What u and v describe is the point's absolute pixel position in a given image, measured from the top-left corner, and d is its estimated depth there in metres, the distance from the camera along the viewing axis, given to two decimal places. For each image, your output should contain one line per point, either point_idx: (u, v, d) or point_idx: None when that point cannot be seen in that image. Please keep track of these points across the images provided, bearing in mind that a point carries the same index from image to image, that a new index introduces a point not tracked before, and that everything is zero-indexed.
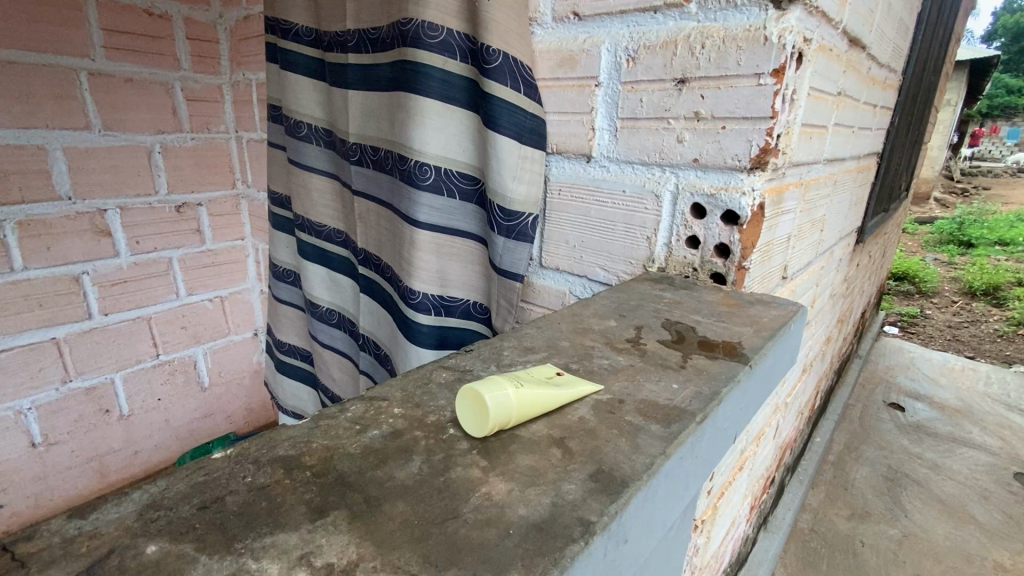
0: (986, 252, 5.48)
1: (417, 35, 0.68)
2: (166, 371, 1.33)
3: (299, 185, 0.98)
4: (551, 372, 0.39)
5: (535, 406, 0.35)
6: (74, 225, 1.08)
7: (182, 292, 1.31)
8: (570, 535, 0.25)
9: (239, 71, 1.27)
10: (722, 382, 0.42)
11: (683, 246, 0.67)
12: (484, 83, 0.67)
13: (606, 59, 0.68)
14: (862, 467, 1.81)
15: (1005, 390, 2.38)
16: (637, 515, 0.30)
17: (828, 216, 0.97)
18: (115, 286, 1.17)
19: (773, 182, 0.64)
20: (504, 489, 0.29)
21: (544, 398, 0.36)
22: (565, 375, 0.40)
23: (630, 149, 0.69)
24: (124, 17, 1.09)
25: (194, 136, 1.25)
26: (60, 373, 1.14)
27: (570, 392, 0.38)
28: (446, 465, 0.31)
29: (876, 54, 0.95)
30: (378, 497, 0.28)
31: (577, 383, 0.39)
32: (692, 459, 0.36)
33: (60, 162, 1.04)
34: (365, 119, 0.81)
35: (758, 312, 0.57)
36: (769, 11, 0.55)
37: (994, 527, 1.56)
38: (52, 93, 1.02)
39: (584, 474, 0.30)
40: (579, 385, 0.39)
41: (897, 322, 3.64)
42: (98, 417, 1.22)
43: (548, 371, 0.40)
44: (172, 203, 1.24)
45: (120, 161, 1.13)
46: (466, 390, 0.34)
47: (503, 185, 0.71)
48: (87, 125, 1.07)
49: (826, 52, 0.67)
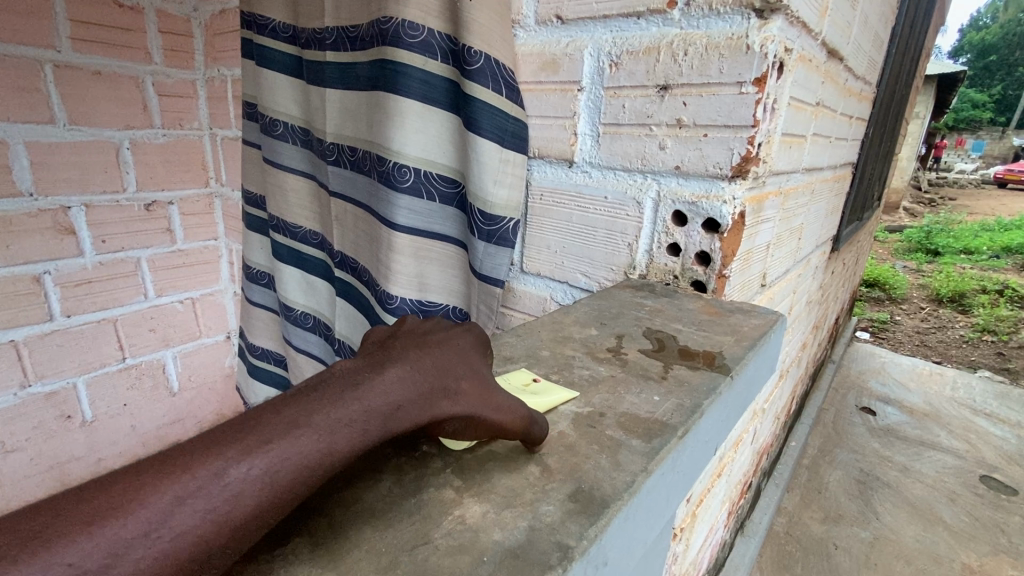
0: (952, 260, 5.68)
1: (397, 34, 0.66)
2: (133, 376, 1.21)
3: (274, 185, 0.95)
4: (528, 382, 0.40)
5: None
6: (35, 223, 0.99)
7: (152, 293, 1.20)
8: (547, 562, 0.24)
9: (214, 67, 1.18)
10: (705, 395, 0.41)
11: (664, 254, 0.67)
12: (467, 84, 0.66)
13: (589, 64, 0.67)
14: (835, 470, 1.85)
15: (971, 395, 2.46)
16: (617, 537, 0.28)
17: (806, 224, 0.98)
18: (80, 287, 1.07)
19: (753, 191, 0.64)
20: (479, 512, 0.27)
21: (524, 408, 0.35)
22: (544, 382, 0.41)
23: (613, 155, 0.68)
24: (91, 7, 1.00)
25: (166, 132, 1.16)
26: (19, 377, 1.03)
27: (551, 399, 0.38)
28: (418, 486, 0.29)
29: (854, 66, 0.96)
30: (344, 522, 0.26)
31: (558, 390, 0.40)
32: (674, 474, 0.35)
33: (23, 157, 0.95)
34: (343, 118, 0.79)
35: (739, 321, 0.57)
36: (751, 19, 0.54)
37: (961, 529, 1.60)
38: (15, 84, 0.93)
39: (562, 495, 0.29)
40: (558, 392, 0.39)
41: (868, 328, 3.75)
42: (59, 424, 1.11)
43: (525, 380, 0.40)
44: (142, 201, 1.14)
45: (83, 158, 1.03)
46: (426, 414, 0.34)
47: (485, 189, 0.69)
48: (51, 120, 0.98)
49: (806, 63, 0.67)
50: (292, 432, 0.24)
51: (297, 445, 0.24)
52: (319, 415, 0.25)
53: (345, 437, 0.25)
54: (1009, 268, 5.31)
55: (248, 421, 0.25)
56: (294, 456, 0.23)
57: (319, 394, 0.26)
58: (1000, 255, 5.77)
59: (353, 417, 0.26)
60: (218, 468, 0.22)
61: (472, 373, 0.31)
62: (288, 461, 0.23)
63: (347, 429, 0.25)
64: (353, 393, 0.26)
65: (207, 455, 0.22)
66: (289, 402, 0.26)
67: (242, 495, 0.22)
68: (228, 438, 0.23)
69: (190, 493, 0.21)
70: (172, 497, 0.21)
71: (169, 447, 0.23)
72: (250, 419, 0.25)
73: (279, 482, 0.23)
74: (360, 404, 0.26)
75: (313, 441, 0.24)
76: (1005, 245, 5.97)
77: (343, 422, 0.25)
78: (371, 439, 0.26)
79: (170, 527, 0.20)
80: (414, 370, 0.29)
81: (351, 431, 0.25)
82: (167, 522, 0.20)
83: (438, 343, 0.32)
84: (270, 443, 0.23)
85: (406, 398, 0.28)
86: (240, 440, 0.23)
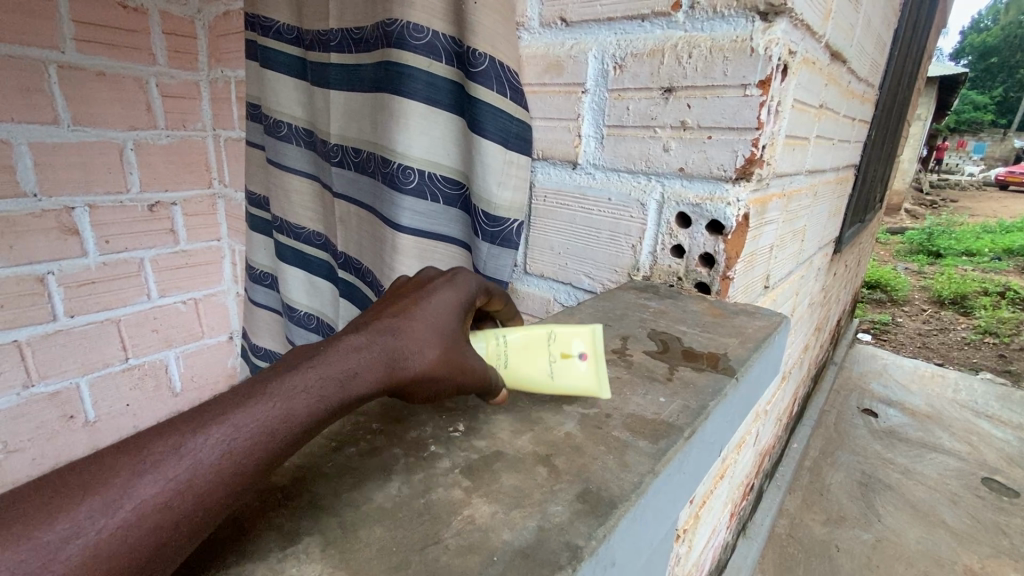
0: (953, 262, 5.67)
1: (402, 36, 0.66)
2: (136, 376, 1.19)
3: (278, 186, 0.95)
4: (573, 353, 0.41)
5: (522, 384, 0.40)
6: (39, 223, 0.97)
7: (155, 293, 1.18)
8: (557, 562, 0.24)
9: (218, 67, 1.16)
10: (710, 396, 0.41)
11: (667, 255, 0.67)
12: (471, 87, 0.67)
13: (593, 66, 0.68)
14: (837, 471, 1.85)
15: (972, 397, 2.46)
16: (625, 537, 0.28)
17: (809, 226, 0.98)
18: (83, 287, 1.06)
19: (757, 193, 0.64)
20: (487, 512, 0.28)
21: (549, 389, 0.40)
22: (591, 362, 0.40)
23: (616, 156, 0.68)
24: (96, 9, 0.97)
25: (169, 133, 1.13)
26: (22, 378, 1.01)
27: (573, 384, 0.40)
28: (427, 486, 0.29)
29: (857, 68, 0.96)
30: (355, 521, 0.27)
31: (597, 377, 0.40)
32: (680, 475, 0.35)
33: (26, 157, 0.93)
34: (347, 119, 0.79)
35: (743, 322, 0.57)
36: (756, 22, 0.55)
37: (963, 531, 1.60)
38: (18, 85, 0.90)
39: (570, 495, 0.29)
40: (593, 379, 0.40)
41: (869, 329, 3.74)
42: (62, 424, 1.09)
43: (574, 349, 0.41)
44: (145, 202, 1.11)
45: (87, 158, 1.01)
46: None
47: (489, 191, 0.70)
48: (54, 120, 0.96)
49: (810, 65, 0.67)
50: (247, 406, 0.27)
51: (252, 416, 0.26)
52: (272, 389, 0.28)
53: (299, 407, 0.28)
54: (1012, 270, 5.30)
55: (210, 403, 0.27)
56: (249, 426, 0.26)
57: (274, 374, 0.29)
58: (1002, 257, 5.76)
59: (305, 389, 0.28)
60: (177, 443, 0.25)
61: (427, 340, 0.34)
62: (242, 431, 0.26)
63: (302, 399, 0.28)
64: (306, 366, 0.29)
65: (168, 434, 0.25)
66: (248, 383, 0.29)
67: (202, 462, 0.24)
68: (189, 419, 0.26)
69: (153, 464, 0.24)
70: (135, 470, 0.24)
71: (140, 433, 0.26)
72: (212, 402, 0.28)
73: (236, 450, 0.25)
74: (310, 375, 0.29)
75: (267, 412, 0.27)
76: (1006, 247, 5.97)
77: (295, 394, 0.28)
78: (328, 406, 0.29)
79: (136, 493, 0.23)
80: (367, 343, 0.32)
81: (306, 399, 0.28)
82: (133, 491, 0.23)
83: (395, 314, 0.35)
84: (225, 418, 0.26)
85: (360, 365, 0.31)
86: (201, 419, 0.26)
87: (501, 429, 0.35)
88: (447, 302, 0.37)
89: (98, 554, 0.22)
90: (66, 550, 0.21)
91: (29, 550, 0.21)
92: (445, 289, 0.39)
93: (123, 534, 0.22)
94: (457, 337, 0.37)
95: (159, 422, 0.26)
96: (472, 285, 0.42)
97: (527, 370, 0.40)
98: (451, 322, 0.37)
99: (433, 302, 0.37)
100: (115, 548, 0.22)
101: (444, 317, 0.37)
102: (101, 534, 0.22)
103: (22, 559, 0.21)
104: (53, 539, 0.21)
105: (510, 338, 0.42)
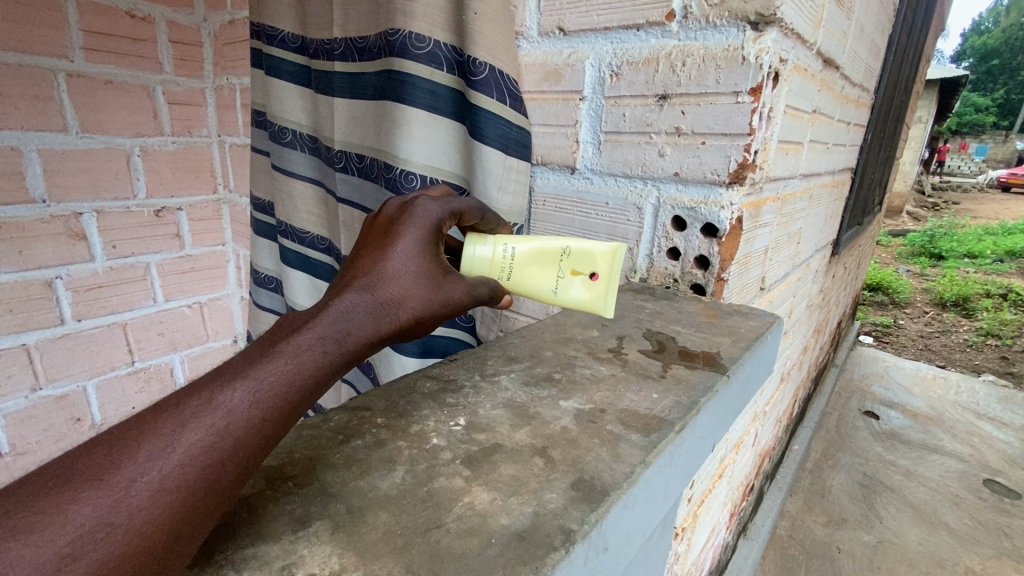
0: (956, 264, 5.68)
1: (404, 45, 0.68)
2: (142, 380, 1.16)
3: (282, 192, 0.96)
4: (584, 273, 0.51)
5: (530, 292, 0.51)
6: (47, 228, 0.94)
7: (160, 297, 1.15)
8: (551, 544, 0.26)
9: (223, 76, 1.13)
10: (701, 392, 0.42)
11: (664, 258, 0.69)
12: (472, 95, 0.68)
13: (590, 73, 0.69)
14: (839, 474, 1.85)
15: (975, 399, 2.45)
16: (617, 523, 0.30)
17: (805, 229, 0.99)
18: (90, 291, 1.02)
19: (751, 196, 0.65)
20: (487, 499, 0.29)
21: (550, 299, 0.51)
22: (597, 283, 0.50)
23: (613, 162, 0.70)
24: (104, 18, 0.96)
25: (175, 139, 1.10)
26: (30, 380, 0.98)
27: (577, 301, 0.51)
28: (430, 475, 0.31)
29: (851, 73, 0.98)
30: (361, 507, 0.28)
31: (602, 296, 0.50)
32: (672, 467, 0.37)
33: (36, 164, 0.91)
34: (351, 126, 0.81)
35: (737, 323, 0.58)
36: (747, 31, 0.56)
37: (965, 533, 1.61)
38: (28, 93, 0.88)
39: (565, 483, 0.31)
40: (595, 298, 0.51)
41: (872, 332, 3.75)
42: (68, 427, 1.06)
43: (585, 270, 0.50)
44: (152, 207, 1.09)
45: (99, 165, 0.99)
46: (467, 242, 0.49)
47: (489, 195, 0.71)
48: (64, 128, 0.93)
49: (802, 72, 0.69)
50: (264, 364, 0.29)
51: (271, 368, 0.29)
52: (283, 344, 0.30)
53: (312, 356, 0.30)
54: (1014, 272, 5.29)
55: (224, 366, 0.29)
56: (269, 377, 0.29)
57: (280, 335, 0.31)
58: (1004, 259, 5.74)
59: (314, 340, 0.31)
60: (207, 397, 0.27)
61: (413, 286, 0.37)
62: (265, 384, 0.28)
63: (312, 350, 0.30)
64: (310, 325, 0.32)
65: (196, 393, 0.27)
66: (257, 346, 0.31)
67: (235, 411, 0.27)
68: (210, 380, 0.28)
69: (191, 416, 0.26)
70: (176, 422, 0.26)
71: (166, 396, 0.28)
72: (225, 366, 0.30)
73: (262, 398, 0.28)
74: (315, 333, 0.31)
75: (283, 364, 0.29)
76: (1009, 249, 5.96)
77: (306, 346, 0.30)
78: (334, 356, 0.31)
79: (180, 442, 0.25)
80: (361, 299, 0.34)
81: (314, 352, 0.30)
82: (179, 438, 0.25)
83: (378, 261, 0.37)
84: (245, 374, 0.28)
85: (357, 321, 0.33)
86: (220, 379, 0.28)
87: (499, 422, 0.37)
88: (424, 240, 0.40)
89: (161, 492, 0.24)
90: (133, 488, 0.24)
91: (101, 491, 0.23)
92: (420, 224, 0.40)
93: (180, 474, 0.25)
94: (439, 275, 0.40)
95: (182, 385, 0.28)
96: (442, 209, 0.43)
97: (537, 281, 0.51)
98: (431, 262, 0.39)
99: (412, 244, 0.39)
100: (176, 485, 0.24)
101: (425, 257, 0.39)
102: (160, 475, 0.24)
103: (96, 501, 0.23)
104: (120, 481, 0.24)
105: (524, 253, 0.50)
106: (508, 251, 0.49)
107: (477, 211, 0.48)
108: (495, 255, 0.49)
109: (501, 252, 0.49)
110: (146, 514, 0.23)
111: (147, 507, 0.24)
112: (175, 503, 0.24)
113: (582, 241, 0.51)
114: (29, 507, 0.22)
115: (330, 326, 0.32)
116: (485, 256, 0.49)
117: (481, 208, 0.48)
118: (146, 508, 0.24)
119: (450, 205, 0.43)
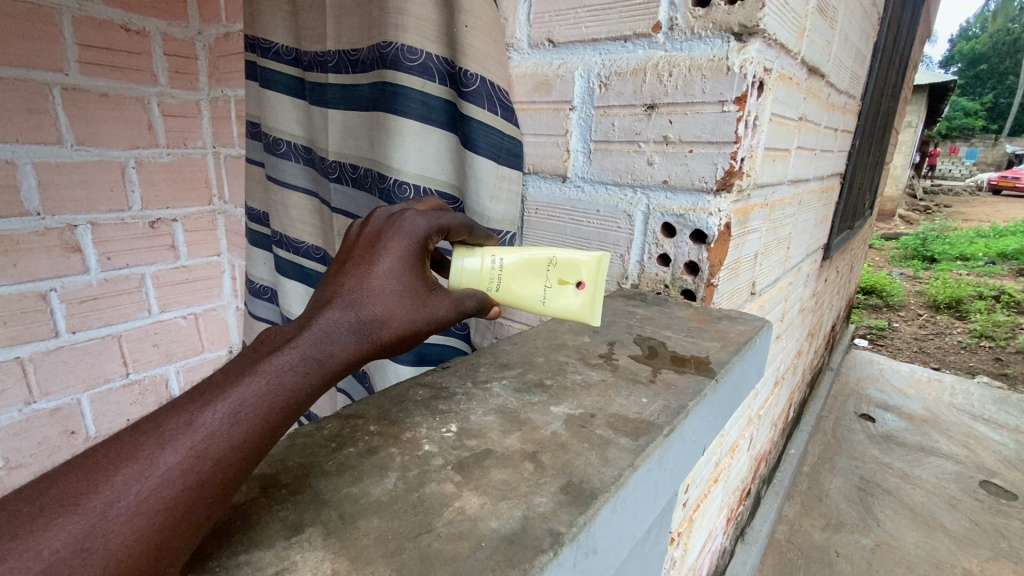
0: (948, 266, 5.71)
1: (397, 57, 0.69)
2: (136, 392, 1.16)
3: (277, 202, 0.97)
4: (571, 283, 0.51)
5: (519, 302, 0.51)
6: (42, 241, 0.94)
7: (155, 308, 1.15)
8: (540, 546, 0.26)
9: (218, 88, 1.14)
10: (689, 396, 0.43)
11: (655, 264, 0.70)
12: (463, 106, 0.70)
13: (580, 84, 0.71)
14: (836, 477, 1.86)
15: (970, 401, 2.47)
16: (605, 526, 0.31)
17: (794, 234, 1.01)
18: (85, 303, 1.02)
19: (738, 203, 0.67)
20: (477, 504, 0.30)
21: (542, 312, 0.52)
22: (584, 291, 0.51)
23: (604, 170, 0.71)
24: (99, 32, 0.96)
25: (171, 151, 1.11)
26: (24, 394, 0.98)
27: (565, 309, 0.51)
28: (421, 481, 0.32)
29: (836, 81, 1.00)
30: (353, 513, 0.29)
31: (589, 303, 0.51)
32: (660, 470, 0.37)
33: (30, 177, 0.91)
34: (344, 136, 0.81)
35: (726, 327, 0.59)
36: (731, 42, 0.58)
37: (962, 535, 1.61)
38: (23, 107, 0.89)
39: (554, 487, 0.31)
40: (583, 306, 0.51)
41: (866, 335, 3.77)
42: (62, 440, 1.06)
43: (571, 278, 0.51)
44: (147, 219, 1.09)
45: (94, 177, 0.99)
46: (455, 255, 0.50)
47: (481, 204, 0.73)
48: (59, 141, 0.94)
49: (786, 81, 0.71)
50: (244, 386, 0.29)
51: (251, 389, 0.29)
52: (265, 364, 0.31)
53: (295, 376, 0.31)
54: (1006, 273, 5.33)
55: (205, 387, 0.30)
56: (250, 398, 0.29)
57: (263, 354, 0.32)
58: (996, 261, 5.79)
59: (295, 360, 0.31)
60: (188, 419, 0.27)
61: (395, 305, 0.38)
62: (245, 405, 0.29)
63: (294, 370, 0.31)
64: (291, 345, 0.32)
65: (178, 413, 0.28)
66: (238, 367, 0.31)
67: (215, 432, 0.27)
68: (193, 399, 0.29)
69: (170, 438, 0.27)
70: (155, 443, 0.26)
71: (147, 417, 0.28)
72: (207, 385, 0.30)
73: (242, 420, 0.28)
74: (297, 354, 0.32)
75: (264, 384, 0.30)
76: (1001, 252, 6.00)
77: (288, 366, 0.31)
78: (315, 377, 0.32)
79: (158, 467, 0.26)
80: (343, 320, 0.35)
81: (296, 374, 0.31)
82: (158, 460, 0.26)
83: (362, 277, 0.38)
84: (225, 394, 0.29)
85: (338, 343, 0.34)
86: (202, 400, 0.28)
87: (490, 428, 0.37)
88: (409, 257, 0.40)
89: (139, 515, 0.25)
90: (111, 512, 0.24)
91: (78, 516, 0.24)
92: (404, 240, 0.40)
93: (158, 496, 0.25)
94: (424, 293, 0.40)
95: (164, 404, 0.29)
96: (430, 224, 0.43)
97: (526, 291, 0.51)
98: (416, 279, 0.40)
99: (396, 262, 0.39)
100: (153, 508, 0.25)
101: (409, 275, 0.40)
102: (137, 498, 0.25)
103: (73, 525, 0.23)
104: (98, 504, 0.24)
105: (507, 267, 0.51)
106: (496, 263, 0.50)
107: (466, 224, 0.48)
108: (483, 267, 0.50)
109: (489, 264, 0.50)
110: (124, 538, 0.24)
111: (124, 531, 0.24)
112: (153, 525, 0.25)
113: (569, 249, 0.52)
114: (6, 534, 0.23)
115: (311, 349, 0.32)
116: (474, 269, 0.50)
117: (470, 222, 0.48)
118: (124, 532, 0.24)
119: (437, 220, 0.44)
